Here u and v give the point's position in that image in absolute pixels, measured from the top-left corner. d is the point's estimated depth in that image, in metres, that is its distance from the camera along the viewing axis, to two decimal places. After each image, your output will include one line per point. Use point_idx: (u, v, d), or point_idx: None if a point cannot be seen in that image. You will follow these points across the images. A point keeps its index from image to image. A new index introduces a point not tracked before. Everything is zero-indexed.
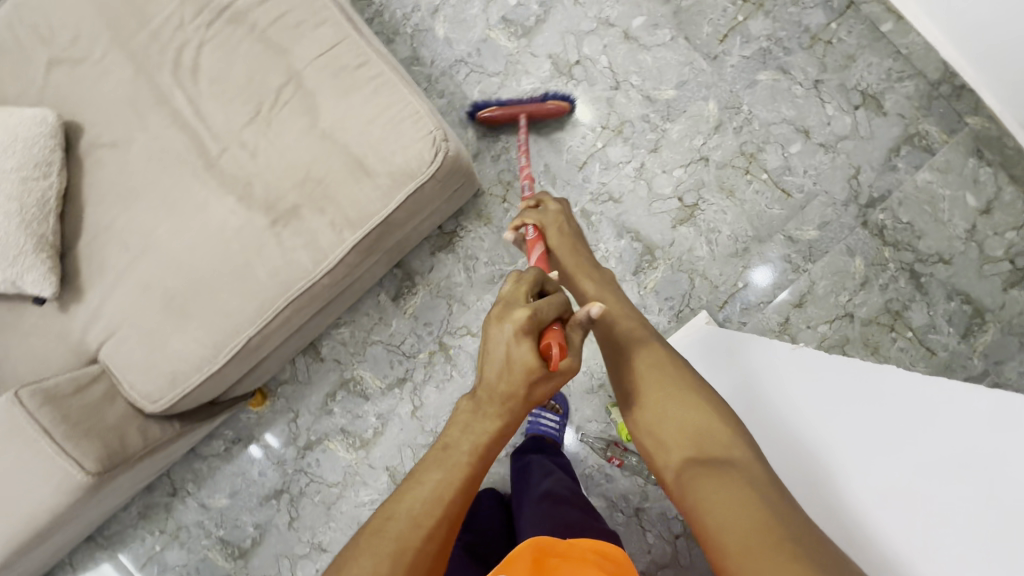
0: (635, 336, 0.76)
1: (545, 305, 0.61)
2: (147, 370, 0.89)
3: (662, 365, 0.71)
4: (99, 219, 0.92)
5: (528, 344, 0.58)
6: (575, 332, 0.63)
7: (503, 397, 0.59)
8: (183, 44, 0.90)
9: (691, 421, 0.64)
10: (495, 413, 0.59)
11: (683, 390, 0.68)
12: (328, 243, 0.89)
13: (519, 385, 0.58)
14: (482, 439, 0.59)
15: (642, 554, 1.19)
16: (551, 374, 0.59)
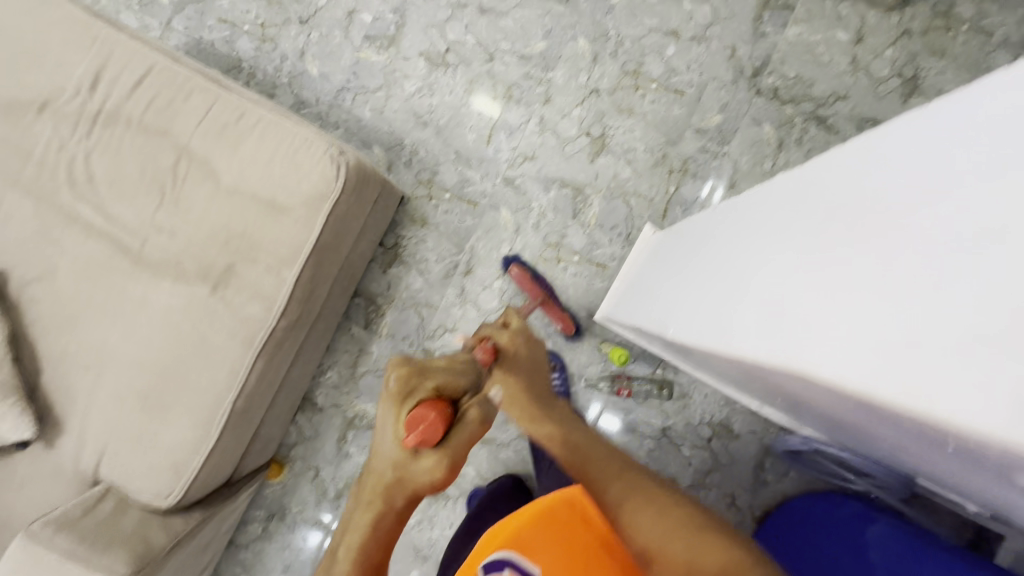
0: (608, 467, 0.62)
1: (439, 371, 0.65)
2: (149, 471, 0.91)
3: (633, 481, 0.59)
4: (51, 350, 0.93)
5: (396, 415, 0.61)
6: (472, 410, 0.63)
7: (378, 484, 0.62)
8: (71, 160, 0.93)
9: (692, 549, 0.50)
10: (375, 505, 0.62)
11: (670, 510, 0.55)
12: (273, 288, 0.92)
13: (387, 468, 0.61)
14: (364, 530, 0.63)
15: (686, 468, 1.28)
16: (415, 462, 0.60)
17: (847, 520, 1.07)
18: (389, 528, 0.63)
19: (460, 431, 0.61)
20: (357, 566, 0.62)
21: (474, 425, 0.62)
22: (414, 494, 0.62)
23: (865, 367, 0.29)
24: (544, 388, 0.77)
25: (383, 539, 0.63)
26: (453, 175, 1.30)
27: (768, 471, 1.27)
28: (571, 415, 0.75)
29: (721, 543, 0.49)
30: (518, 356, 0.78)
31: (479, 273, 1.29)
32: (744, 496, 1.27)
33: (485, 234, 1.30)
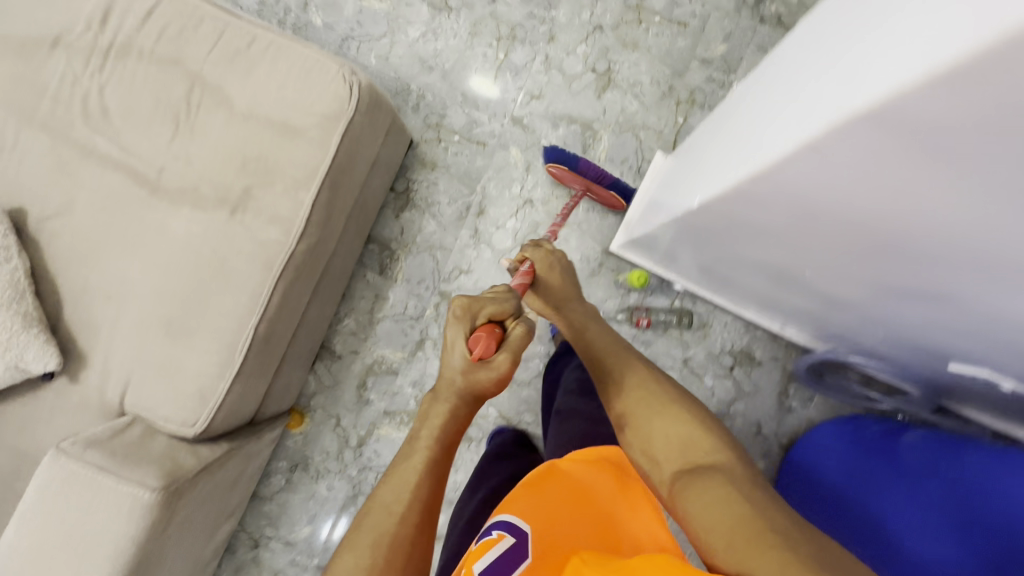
0: (619, 363, 0.72)
1: (489, 300, 0.69)
2: (174, 399, 0.91)
3: (640, 377, 0.67)
4: (73, 283, 0.93)
5: (464, 333, 0.65)
6: (519, 327, 0.68)
7: (449, 390, 0.65)
8: (85, 94, 0.93)
9: (668, 426, 0.58)
10: (449, 402, 0.65)
11: (660, 398, 0.62)
12: (291, 210, 0.92)
13: (454, 372, 0.64)
14: (443, 416, 0.63)
15: (709, 398, 1.27)
16: (485, 366, 0.64)
17: (885, 436, 1.07)
18: (460, 423, 0.65)
19: (517, 340, 0.67)
20: (438, 451, 0.61)
21: (524, 337, 0.68)
22: (480, 394, 0.65)
23: (898, 70, 0.32)
24: (569, 302, 0.90)
25: (456, 431, 0.64)
26: (461, 117, 1.31)
27: (793, 398, 1.26)
28: (602, 320, 0.87)
29: (695, 424, 0.56)
30: (556, 270, 0.93)
31: (492, 213, 1.29)
32: (769, 424, 1.26)
33: (496, 173, 1.30)
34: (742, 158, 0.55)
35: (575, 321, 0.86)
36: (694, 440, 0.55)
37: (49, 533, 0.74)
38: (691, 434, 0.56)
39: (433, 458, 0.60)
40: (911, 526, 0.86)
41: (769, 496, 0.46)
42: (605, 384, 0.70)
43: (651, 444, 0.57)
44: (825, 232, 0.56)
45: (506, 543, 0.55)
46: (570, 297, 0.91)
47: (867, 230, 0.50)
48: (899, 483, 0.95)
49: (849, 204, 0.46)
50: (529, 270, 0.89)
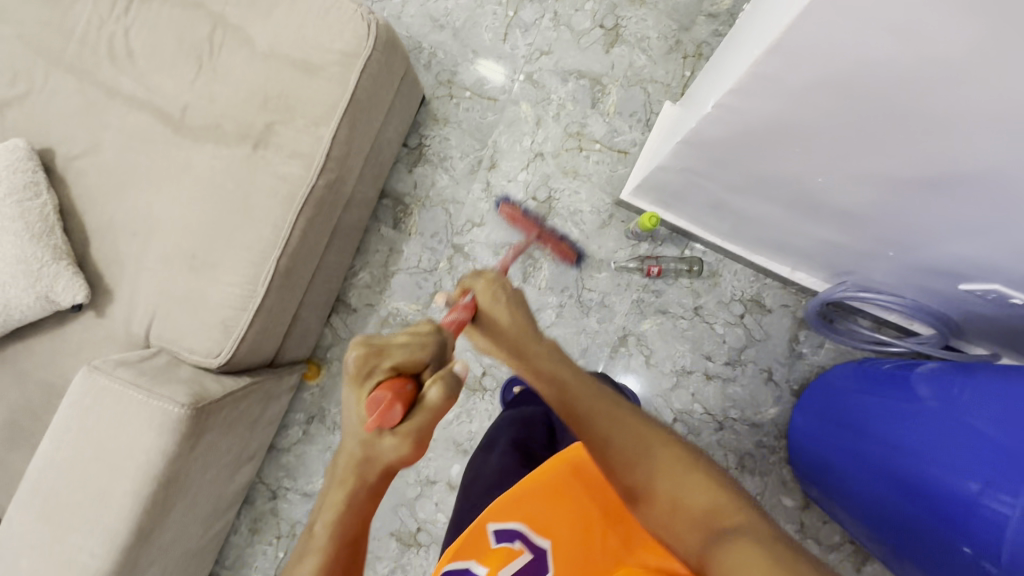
0: (598, 406, 0.60)
1: (397, 348, 0.59)
2: (199, 330, 0.93)
3: (628, 426, 0.57)
4: (100, 221, 0.96)
5: (362, 396, 0.56)
6: (434, 390, 0.57)
7: (349, 462, 0.57)
8: (112, 36, 0.96)
9: (679, 486, 0.51)
10: (348, 481, 0.57)
11: (660, 454, 0.54)
12: (311, 146, 0.94)
13: (353, 444, 0.56)
14: (339, 507, 0.56)
15: (720, 345, 1.28)
16: (383, 440, 0.55)
17: (894, 369, 1.05)
18: (362, 509, 0.57)
19: (428, 405, 0.57)
20: (333, 549, 0.54)
21: (440, 403, 0.57)
22: (385, 472, 0.57)
23: None
24: (525, 335, 0.72)
25: (358, 521, 0.56)
26: (472, 74, 1.33)
27: (803, 344, 1.27)
28: (556, 348, 0.71)
29: (705, 483, 0.51)
30: (502, 302, 0.75)
31: (503, 166, 1.32)
32: (781, 370, 1.28)
33: (507, 128, 1.32)
34: (741, 57, 0.62)
35: (542, 362, 0.67)
36: (713, 504, 0.49)
37: (79, 441, 0.78)
38: (707, 497, 0.50)
39: (327, 559, 0.54)
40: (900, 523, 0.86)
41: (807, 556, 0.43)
42: (588, 441, 0.58)
43: (669, 510, 0.51)
44: (842, 108, 0.57)
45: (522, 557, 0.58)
46: (523, 330, 0.72)
47: (883, 86, 0.51)
48: (890, 418, 0.95)
49: (873, 56, 0.48)
50: (467, 309, 0.73)
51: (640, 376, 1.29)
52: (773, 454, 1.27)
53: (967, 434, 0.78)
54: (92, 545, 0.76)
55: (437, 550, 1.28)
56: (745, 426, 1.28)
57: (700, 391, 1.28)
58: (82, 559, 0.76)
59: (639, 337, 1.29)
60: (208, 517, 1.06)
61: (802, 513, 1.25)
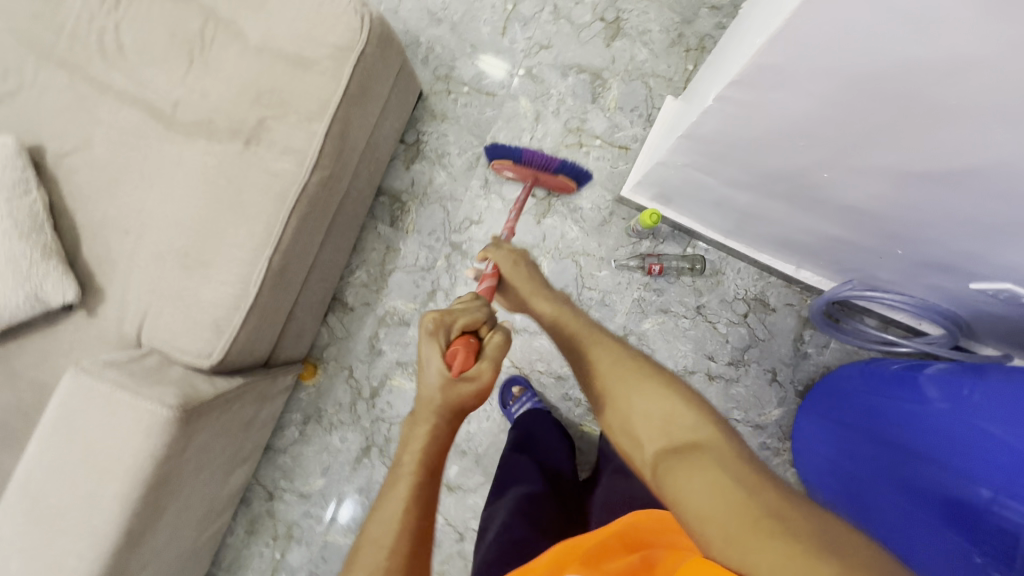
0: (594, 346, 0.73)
1: (459, 311, 0.71)
2: (190, 331, 0.91)
3: (616, 360, 0.69)
4: (90, 218, 0.94)
5: (438, 349, 0.65)
6: (497, 337, 0.70)
7: (428, 407, 0.64)
8: (101, 30, 0.94)
9: (648, 404, 0.61)
10: (427, 422, 0.64)
11: (638, 380, 0.64)
12: (304, 143, 0.92)
13: (433, 388, 0.64)
14: (424, 438, 0.63)
15: (723, 345, 1.26)
16: (463, 379, 0.65)
17: (903, 369, 1.01)
18: (443, 444, 0.64)
19: (495, 349, 0.69)
20: (422, 478, 0.60)
21: (502, 346, 0.70)
22: (461, 409, 0.65)
23: None
24: (540, 289, 0.86)
25: (437, 457, 0.63)
26: (470, 69, 1.31)
27: (808, 344, 1.25)
28: (567, 303, 0.84)
29: (675, 405, 0.59)
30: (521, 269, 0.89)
31: None
32: (785, 370, 1.25)
33: (506, 123, 1.30)
34: (744, 47, 0.59)
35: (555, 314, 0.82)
36: (676, 414, 0.58)
37: (67, 444, 0.76)
38: (668, 409, 0.60)
39: (419, 481, 0.59)
40: (923, 521, 0.80)
41: (756, 471, 0.49)
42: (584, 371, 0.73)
43: (641, 421, 0.60)
44: (846, 96, 0.54)
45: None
46: (537, 283, 0.87)
47: (885, 73, 0.49)
48: (902, 419, 0.92)
49: (879, 44, 0.46)
50: (493, 273, 0.88)
51: None
52: (777, 456, 1.25)
53: (981, 437, 0.75)
54: (80, 549, 0.75)
55: (435, 552, 1.27)
56: (749, 427, 1.25)
57: (702, 391, 1.26)
58: (71, 564, 0.75)
59: (640, 337, 1.27)
60: (203, 519, 1.04)
61: None
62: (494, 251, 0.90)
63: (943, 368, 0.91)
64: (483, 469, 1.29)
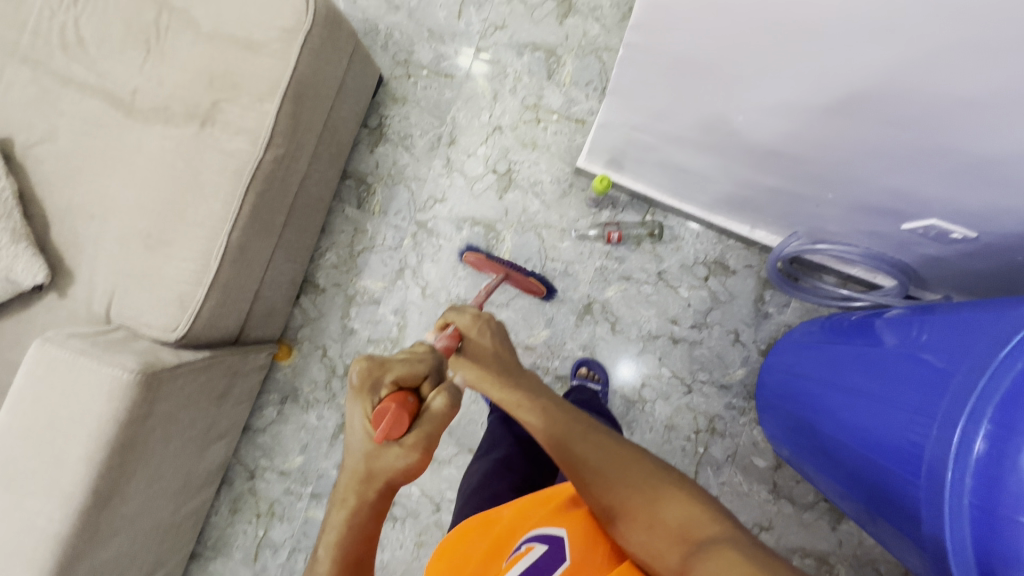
0: (578, 430, 0.66)
1: (398, 363, 0.66)
2: (154, 307, 0.95)
3: (601, 446, 0.63)
4: (58, 205, 0.99)
5: (367, 408, 0.61)
6: (436, 400, 0.63)
7: (350, 480, 0.60)
8: (62, 25, 0.99)
9: (656, 503, 0.57)
10: (350, 498, 0.59)
11: (634, 468, 0.61)
12: (257, 122, 0.96)
13: (358, 461, 0.59)
14: (342, 528, 0.57)
15: (685, 308, 1.28)
16: (389, 448, 0.59)
17: (861, 317, 0.97)
18: (366, 529, 0.58)
19: (431, 418, 0.62)
20: (337, 571, 0.55)
21: (443, 411, 0.64)
22: (386, 487, 0.60)
23: None
24: (511, 360, 0.82)
25: (361, 540, 0.58)
26: (428, 53, 1.35)
27: (769, 304, 1.27)
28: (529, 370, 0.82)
29: (683, 500, 0.56)
30: (487, 334, 0.89)
31: (462, 142, 1.34)
32: (747, 331, 1.27)
33: (465, 104, 1.34)
34: None
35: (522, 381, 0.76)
36: (691, 517, 0.54)
37: (36, 410, 0.81)
38: (684, 512, 0.55)
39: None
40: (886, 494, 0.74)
41: (778, 560, 0.48)
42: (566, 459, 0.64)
43: (647, 525, 0.55)
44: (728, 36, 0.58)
45: (537, 552, 0.61)
46: (504, 344, 0.88)
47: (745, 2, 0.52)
48: (856, 362, 0.89)
49: None
50: (455, 333, 0.88)
51: (606, 343, 1.29)
52: (743, 415, 1.27)
53: (920, 365, 0.72)
54: (50, 509, 0.79)
55: (413, 522, 1.30)
56: (714, 388, 1.28)
57: (666, 355, 1.29)
58: (41, 523, 0.79)
59: (603, 305, 1.30)
60: (180, 493, 1.08)
61: (774, 473, 1.25)
62: (456, 317, 0.91)
63: (900, 312, 0.87)
64: (457, 439, 1.32)
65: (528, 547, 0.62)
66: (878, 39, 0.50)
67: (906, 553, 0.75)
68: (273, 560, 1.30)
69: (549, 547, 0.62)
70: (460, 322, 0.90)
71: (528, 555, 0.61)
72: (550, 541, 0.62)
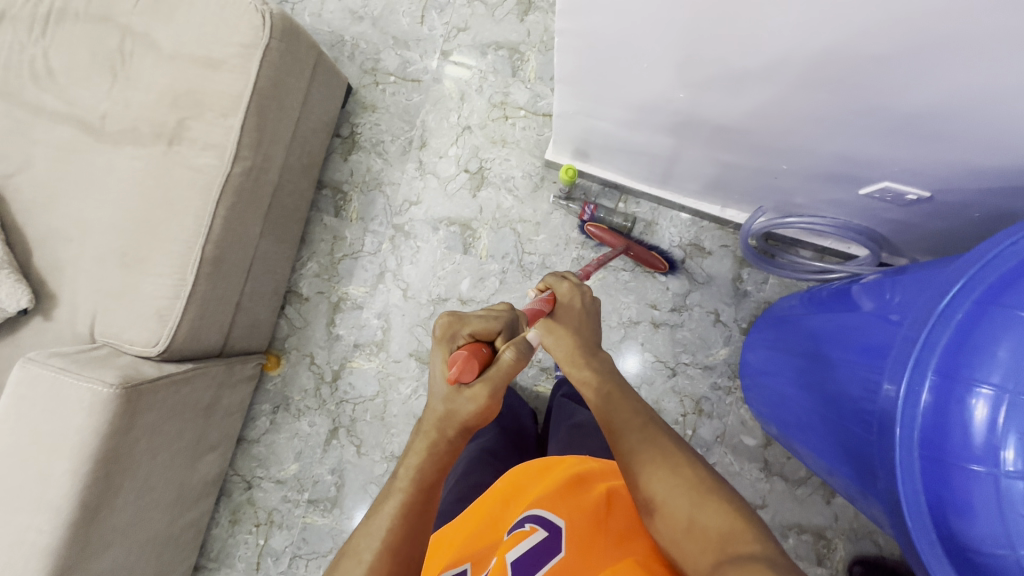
0: (637, 425, 0.68)
1: (476, 318, 0.65)
2: (134, 323, 0.97)
3: (657, 443, 0.64)
4: (38, 230, 1.03)
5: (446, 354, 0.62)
6: (509, 350, 0.61)
7: (432, 418, 0.62)
8: (33, 58, 1.04)
9: (697, 507, 0.56)
10: (430, 434, 0.62)
11: (685, 472, 0.60)
12: (223, 137, 0.99)
13: (439, 402, 0.61)
14: (423, 453, 0.61)
15: (664, 292, 1.29)
16: (465, 392, 0.60)
17: (839, 287, 0.96)
18: (443, 460, 0.61)
19: (501, 370, 0.60)
20: (415, 492, 0.58)
21: (513, 364, 0.61)
22: (462, 428, 0.61)
23: None
24: (592, 340, 0.84)
25: (437, 467, 0.60)
26: (395, 60, 1.38)
27: (747, 282, 1.27)
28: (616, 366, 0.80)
29: (725, 506, 0.56)
30: (578, 305, 0.87)
31: (433, 144, 1.36)
32: (727, 311, 1.28)
33: (433, 107, 1.36)
34: None
35: (603, 373, 0.77)
36: (732, 528, 0.53)
37: (21, 428, 0.83)
38: (723, 519, 0.54)
39: (409, 498, 0.58)
40: (856, 451, 0.76)
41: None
42: (621, 450, 0.67)
43: (685, 528, 0.56)
44: (646, 14, 0.60)
45: (538, 536, 0.62)
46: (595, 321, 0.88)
47: None
48: (833, 331, 0.89)
49: None
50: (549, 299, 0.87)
51: None
52: (729, 395, 1.27)
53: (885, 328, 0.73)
54: (39, 522, 0.82)
55: None
56: (698, 369, 1.28)
57: (649, 339, 1.29)
58: (31, 537, 0.82)
59: None
60: (174, 504, 1.10)
61: (765, 451, 1.25)
62: (555, 284, 0.90)
63: (874, 277, 0.87)
64: None
65: (531, 528, 0.63)
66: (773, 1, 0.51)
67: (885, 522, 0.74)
68: (274, 569, 1.31)
69: (550, 532, 0.62)
70: (557, 290, 0.89)
71: (530, 538, 0.62)
72: (550, 527, 0.63)
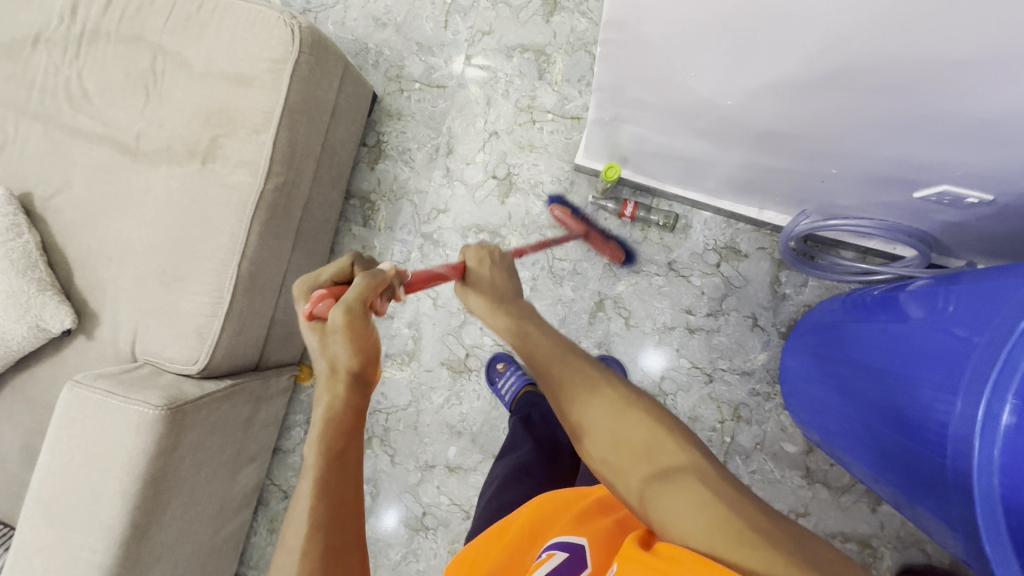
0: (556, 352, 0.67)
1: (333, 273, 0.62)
2: (174, 342, 0.98)
3: (577, 368, 0.64)
4: (79, 251, 1.04)
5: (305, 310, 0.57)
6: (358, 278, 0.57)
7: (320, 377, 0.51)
8: (68, 80, 1.05)
9: (621, 424, 0.56)
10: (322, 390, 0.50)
11: (604, 390, 0.60)
12: (255, 154, 0.98)
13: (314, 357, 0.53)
14: (320, 416, 0.49)
15: (699, 296, 1.26)
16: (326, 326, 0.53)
17: (884, 292, 0.91)
18: (347, 415, 0.49)
19: (356, 290, 0.55)
20: (326, 461, 0.46)
21: (367, 282, 0.56)
22: (346, 366, 0.51)
23: None
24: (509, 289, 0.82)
25: (343, 424, 0.49)
26: (419, 66, 1.37)
27: (786, 285, 1.24)
28: (533, 308, 0.79)
29: (647, 419, 0.56)
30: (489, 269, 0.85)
31: (460, 150, 1.34)
32: (766, 315, 1.24)
33: (459, 113, 1.34)
34: None
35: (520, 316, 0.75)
36: (654, 442, 0.54)
37: (72, 450, 0.85)
38: (647, 433, 0.55)
39: (324, 471, 0.46)
40: (903, 462, 0.74)
41: (745, 500, 0.47)
42: (545, 384, 0.65)
43: (612, 446, 0.55)
44: (696, 23, 0.57)
45: (558, 559, 0.57)
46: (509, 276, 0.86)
47: None
48: (879, 339, 0.84)
49: None
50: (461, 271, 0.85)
51: (621, 338, 1.28)
52: (768, 401, 1.24)
53: (944, 337, 0.68)
54: (93, 542, 0.83)
55: (445, 532, 1.28)
56: (736, 375, 1.25)
57: (684, 345, 1.27)
58: (86, 556, 0.83)
59: (615, 300, 1.29)
60: (216, 517, 1.11)
61: (807, 458, 1.22)
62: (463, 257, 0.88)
63: (923, 283, 0.82)
64: (480, 446, 1.30)
65: (549, 554, 0.58)
66: (844, 9, 0.48)
67: (946, 537, 0.70)
68: None
69: (571, 554, 0.58)
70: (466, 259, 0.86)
71: (549, 562, 0.57)
72: (571, 549, 0.58)
